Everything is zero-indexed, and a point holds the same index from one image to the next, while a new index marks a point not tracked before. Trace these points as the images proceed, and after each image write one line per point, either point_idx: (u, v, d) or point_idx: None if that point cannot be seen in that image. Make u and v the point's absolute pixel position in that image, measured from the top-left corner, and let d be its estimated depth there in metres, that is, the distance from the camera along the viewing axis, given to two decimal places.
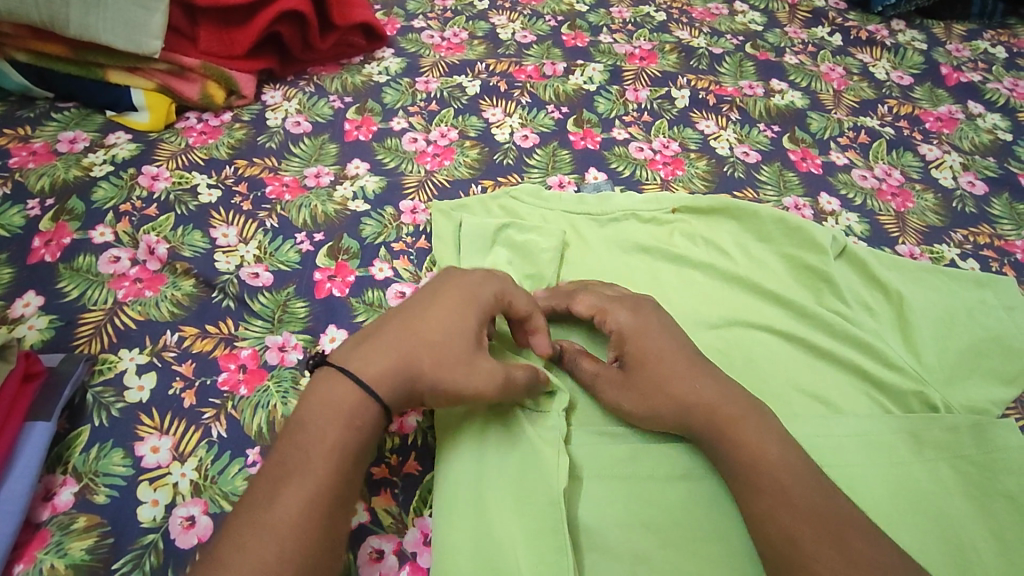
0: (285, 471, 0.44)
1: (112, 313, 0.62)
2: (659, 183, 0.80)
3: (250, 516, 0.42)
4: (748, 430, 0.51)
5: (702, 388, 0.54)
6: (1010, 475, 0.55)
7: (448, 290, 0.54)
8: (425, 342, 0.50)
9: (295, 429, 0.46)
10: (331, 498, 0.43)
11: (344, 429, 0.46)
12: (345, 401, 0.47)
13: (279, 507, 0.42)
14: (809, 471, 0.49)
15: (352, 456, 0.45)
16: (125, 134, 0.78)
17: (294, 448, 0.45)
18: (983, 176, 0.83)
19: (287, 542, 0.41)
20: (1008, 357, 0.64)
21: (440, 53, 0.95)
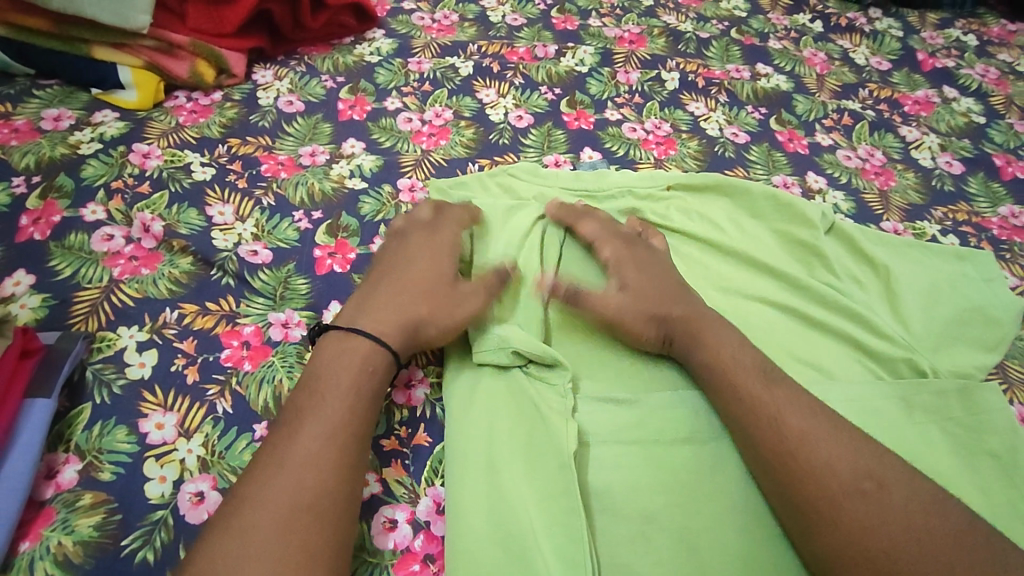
0: (302, 413, 0.48)
1: (109, 291, 0.60)
2: (653, 162, 0.81)
3: (271, 454, 0.46)
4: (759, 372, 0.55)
5: (685, 308, 0.61)
6: (993, 434, 0.58)
7: (412, 252, 0.62)
8: (414, 296, 0.58)
9: (311, 380, 0.51)
10: (348, 435, 0.48)
11: (356, 374, 0.51)
12: (358, 351, 0.53)
13: (299, 443, 0.46)
14: (795, 406, 0.53)
15: (366, 396, 0.51)
16: (111, 112, 0.76)
17: (311, 394, 0.50)
18: (959, 156, 0.86)
19: (307, 472, 0.45)
20: (989, 325, 0.67)
21: (431, 34, 0.94)
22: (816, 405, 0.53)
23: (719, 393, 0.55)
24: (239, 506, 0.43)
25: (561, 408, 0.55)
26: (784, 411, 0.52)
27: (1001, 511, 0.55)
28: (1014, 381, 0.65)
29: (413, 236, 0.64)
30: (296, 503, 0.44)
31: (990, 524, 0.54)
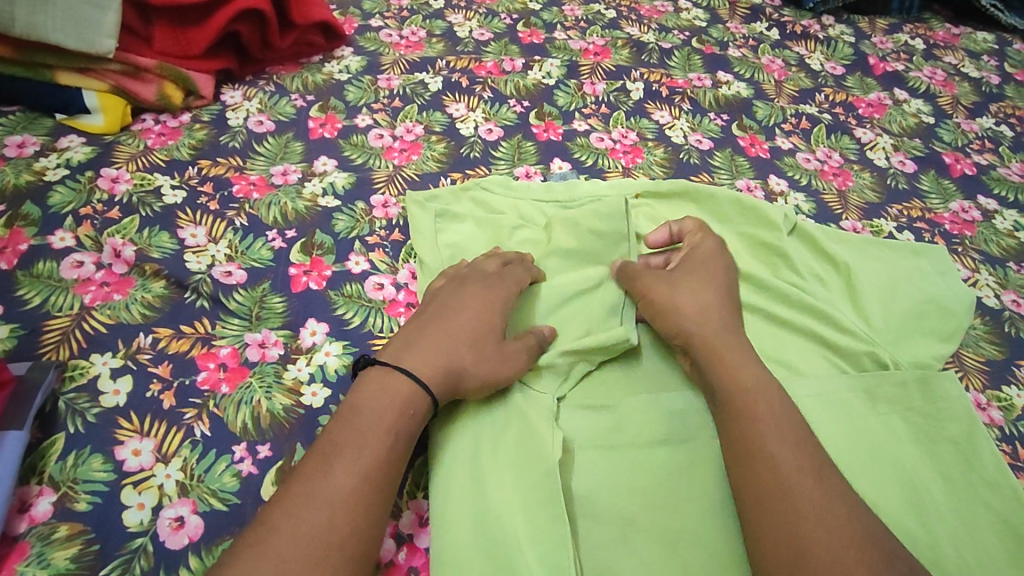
0: (338, 448, 0.49)
1: (80, 318, 0.60)
2: (621, 171, 0.83)
3: (305, 486, 0.47)
4: (744, 372, 0.56)
5: (696, 302, 0.61)
6: (952, 422, 0.61)
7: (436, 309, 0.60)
8: (463, 343, 0.57)
9: (350, 413, 0.51)
10: (382, 475, 0.49)
11: (398, 416, 0.51)
12: (399, 389, 0.53)
13: (334, 479, 0.47)
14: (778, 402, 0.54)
15: (403, 439, 0.51)
16: (77, 137, 0.76)
17: (348, 429, 0.50)
18: (912, 156, 0.90)
19: (340, 511, 0.46)
20: (945, 316, 0.71)
21: (399, 51, 0.95)
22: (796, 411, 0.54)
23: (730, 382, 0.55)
24: (267, 536, 0.44)
25: (544, 416, 0.56)
26: (765, 414, 0.53)
27: (961, 495, 0.57)
28: (970, 370, 0.68)
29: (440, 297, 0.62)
30: (326, 541, 0.44)
31: (951, 509, 0.56)
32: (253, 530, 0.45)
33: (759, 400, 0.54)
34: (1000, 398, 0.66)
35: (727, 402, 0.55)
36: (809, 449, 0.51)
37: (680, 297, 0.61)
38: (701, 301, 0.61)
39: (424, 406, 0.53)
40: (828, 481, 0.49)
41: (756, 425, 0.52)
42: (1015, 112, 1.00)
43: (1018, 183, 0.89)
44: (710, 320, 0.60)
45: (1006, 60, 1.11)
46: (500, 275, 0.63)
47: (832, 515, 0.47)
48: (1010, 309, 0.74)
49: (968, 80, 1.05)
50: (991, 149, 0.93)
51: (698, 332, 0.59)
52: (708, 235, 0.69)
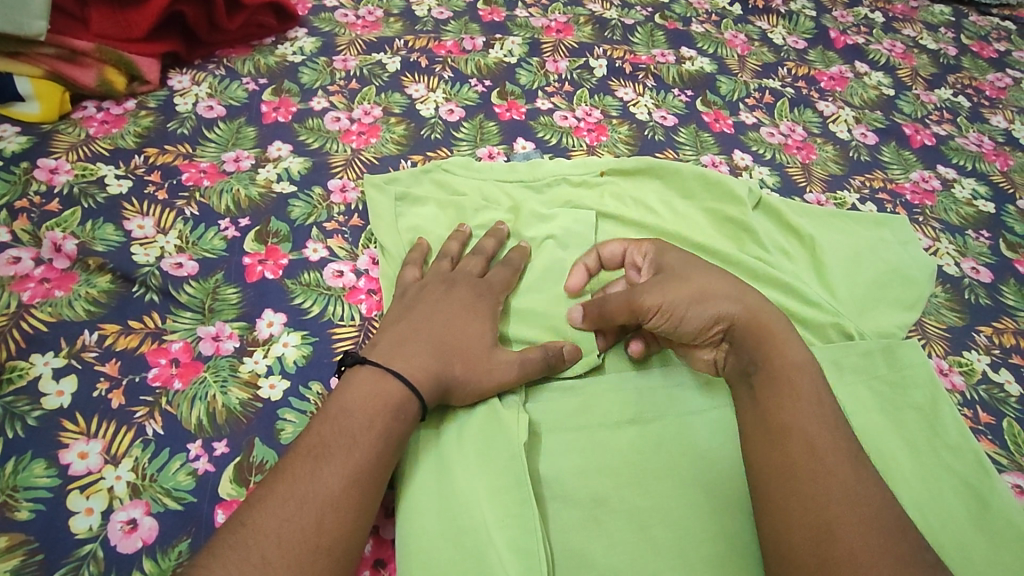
0: (327, 450, 0.47)
1: (18, 317, 0.57)
2: (586, 149, 0.82)
3: (291, 488, 0.45)
4: (787, 350, 0.51)
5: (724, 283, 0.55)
6: (915, 389, 0.62)
7: (425, 307, 0.58)
8: (451, 348, 0.55)
9: (339, 413, 0.49)
10: (370, 481, 0.47)
11: (389, 419, 0.50)
12: (390, 395, 0.50)
13: (323, 482, 0.45)
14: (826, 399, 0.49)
15: (392, 444, 0.49)
16: (12, 127, 0.72)
17: (338, 431, 0.48)
18: (873, 128, 0.91)
19: (328, 514, 0.44)
20: (907, 285, 0.71)
21: (355, 31, 0.92)
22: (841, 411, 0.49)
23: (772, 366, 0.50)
24: (249, 539, 0.42)
25: (511, 400, 0.56)
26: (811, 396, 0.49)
27: (924, 460, 0.58)
28: (932, 337, 0.69)
29: (429, 292, 0.59)
30: (310, 546, 0.43)
31: (915, 474, 0.57)
32: (233, 529, 0.43)
33: (801, 380, 0.50)
34: (961, 363, 0.67)
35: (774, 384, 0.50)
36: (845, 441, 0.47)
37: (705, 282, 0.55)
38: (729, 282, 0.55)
39: (413, 411, 0.51)
40: (867, 471, 0.46)
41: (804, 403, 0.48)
42: (972, 83, 1.01)
43: (975, 152, 0.90)
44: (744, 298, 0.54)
45: (962, 32, 1.12)
46: (485, 282, 0.61)
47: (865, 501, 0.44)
48: (970, 276, 0.75)
49: (926, 53, 1.06)
50: (949, 119, 0.94)
51: (738, 314, 0.53)
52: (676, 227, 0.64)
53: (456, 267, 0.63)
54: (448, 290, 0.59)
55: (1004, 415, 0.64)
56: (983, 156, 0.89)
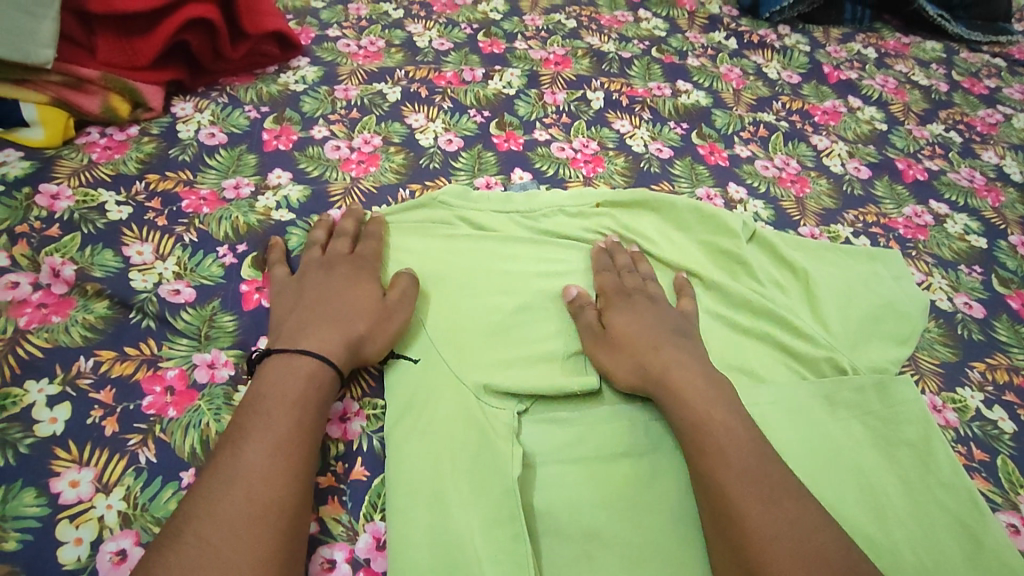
0: (244, 432, 0.49)
1: (14, 342, 0.57)
2: (582, 180, 0.83)
3: (215, 472, 0.47)
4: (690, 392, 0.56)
5: (659, 354, 0.59)
6: (909, 425, 0.62)
7: (308, 291, 0.61)
8: (351, 321, 0.59)
9: (256, 399, 0.52)
10: (295, 446, 0.49)
11: (303, 391, 0.53)
12: (301, 368, 0.54)
13: (245, 458, 0.47)
14: (750, 441, 0.52)
15: (311, 412, 0.52)
16: (16, 152, 0.73)
17: (253, 413, 0.51)
18: (866, 162, 0.92)
19: (257, 486, 0.46)
20: (900, 320, 0.72)
21: (357, 61, 0.94)
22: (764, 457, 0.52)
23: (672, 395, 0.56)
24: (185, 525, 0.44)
25: (506, 431, 0.56)
26: (719, 432, 0.52)
27: (918, 498, 0.58)
28: (926, 372, 0.69)
29: (310, 277, 0.63)
30: (246, 520, 0.44)
31: (910, 513, 0.57)
32: (175, 527, 0.44)
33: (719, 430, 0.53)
34: (955, 399, 0.67)
35: (684, 425, 0.54)
36: (770, 476, 0.50)
37: (633, 367, 0.59)
38: (670, 355, 0.59)
39: (326, 377, 0.54)
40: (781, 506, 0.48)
41: (708, 445, 0.52)
42: (963, 119, 1.03)
43: (967, 188, 0.91)
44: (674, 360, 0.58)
45: (953, 68, 1.14)
46: (358, 253, 0.66)
47: (785, 530, 0.47)
48: (963, 311, 0.75)
49: (918, 89, 1.08)
50: (941, 154, 0.96)
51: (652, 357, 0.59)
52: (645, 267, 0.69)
53: (324, 252, 0.66)
54: (324, 270, 0.64)
55: (999, 452, 0.64)
56: (975, 192, 0.91)
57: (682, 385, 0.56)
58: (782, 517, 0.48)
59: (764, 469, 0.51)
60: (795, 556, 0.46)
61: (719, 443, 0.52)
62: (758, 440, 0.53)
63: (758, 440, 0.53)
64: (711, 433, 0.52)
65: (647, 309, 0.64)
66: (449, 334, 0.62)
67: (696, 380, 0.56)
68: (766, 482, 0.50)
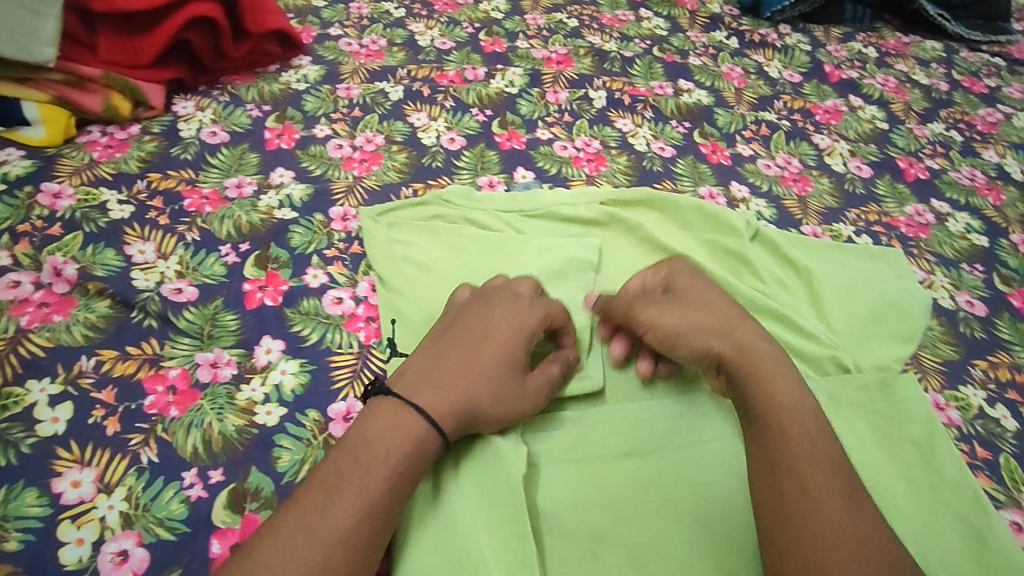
0: (340, 483, 0.46)
1: (15, 342, 0.57)
2: (584, 179, 0.83)
3: (302, 519, 0.44)
4: (771, 378, 0.52)
5: (704, 307, 0.58)
6: (913, 423, 0.62)
7: (464, 327, 0.57)
8: (485, 386, 0.53)
9: (360, 447, 0.48)
10: (381, 517, 0.46)
11: (407, 454, 0.48)
12: (414, 428, 0.49)
13: (335, 515, 0.44)
14: (822, 426, 0.50)
15: (408, 479, 0.48)
16: (16, 150, 0.72)
17: (355, 463, 0.47)
18: (868, 161, 0.92)
19: (337, 552, 0.43)
20: (903, 318, 0.72)
21: (359, 59, 0.94)
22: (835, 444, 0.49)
23: (744, 372, 0.53)
24: (252, 571, 0.41)
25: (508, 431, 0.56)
26: (806, 425, 0.50)
27: (922, 497, 0.58)
28: (928, 371, 0.69)
29: (469, 312, 0.58)
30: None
31: (913, 511, 0.57)
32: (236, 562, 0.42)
33: (796, 416, 0.50)
34: (958, 397, 0.67)
35: (769, 411, 0.50)
36: (837, 464, 0.48)
37: (676, 316, 0.57)
38: (716, 311, 0.58)
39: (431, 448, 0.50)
40: (848, 501, 0.46)
41: (797, 433, 0.49)
42: (964, 118, 1.03)
43: (968, 187, 0.91)
44: (736, 321, 0.57)
45: (954, 67, 1.15)
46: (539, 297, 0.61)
47: (850, 524, 0.45)
48: (965, 310, 0.76)
49: (919, 88, 1.08)
50: (942, 153, 0.96)
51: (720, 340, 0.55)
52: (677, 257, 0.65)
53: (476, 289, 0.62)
54: (479, 305, 0.59)
55: (1001, 450, 0.64)
56: (976, 191, 0.91)
57: (761, 367, 0.53)
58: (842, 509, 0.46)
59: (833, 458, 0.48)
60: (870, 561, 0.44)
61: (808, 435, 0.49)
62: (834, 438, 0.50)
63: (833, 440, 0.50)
64: (791, 415, 0.50)
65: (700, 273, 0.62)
66: None
67: (769, 355, 0.54)
68: (832, 473, 0.47)
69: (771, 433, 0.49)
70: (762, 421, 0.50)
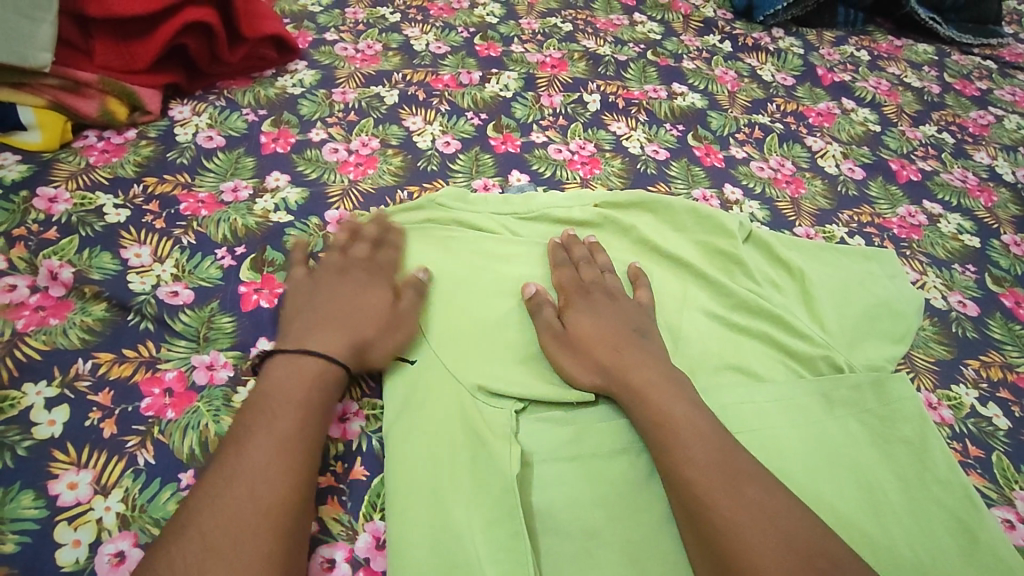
0: (247, 433, 0.50)
1: (11, 345, 0.57)
2: (579, 182, 0.84)
3: (222, 470, 0.48)
4: (650, 396, 0.56)
5: (578, 357, 0.60)
6: (905, 422, 0.62)
7: (315, 300, 0.62)
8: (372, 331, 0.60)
9: (260, 400, 0.53)
10: (297, 449, 0.50)
11: (308, 390, 0.54)
12: (307, 369, 0.55)
13: (251, 458, 0.48)
14: (711, 428, 0.54)
15: (313, 414, 0.53)
16: (13, 155, 0.73)
17: (257, 412, 0.52)
18: (860, 163, 0.93)
19: (263, 485, 0.47)
20: (895, 319, 0.72)
21: (354, 64, 0.94)
22: (724, 438, 0.53)
23: (633, 396, 0.56)
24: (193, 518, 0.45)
25: (502, 432, 0.56)
26: (684, 429, 0.53)
27: (914, 494, 0.58)
28: (921, 370, 0.69)
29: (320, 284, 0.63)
30: (245, 533, 0.45)
31: (906, 509, 0.57)
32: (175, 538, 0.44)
33: (681, 420, 0.54)
34: (950, 397, 0.68)
35: (647, 424, 0.55)
36: (731, 460, 0.52)
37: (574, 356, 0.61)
38: (605, 342, 0.61)
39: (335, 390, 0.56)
40: (745, 494, 0.49)
41: (673, 441, 0.53)
42: (955, 120, 1.04)
43: (960, 188, 0.92)
44: (613, 360, 0.59)
45: (945, 70, 1.15)
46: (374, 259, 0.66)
47: (753, 518, 0.48)
48: (957, 310, 0.76)
49: (910, 90, 1.09)
50: (934, 155, 0.97)
51: (614, 379, 0.58)
52: (584, 269, 0.68)
53: (344, 255, 0.66)
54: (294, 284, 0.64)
55: (994, 449, 0.64)
56: (968, 192, 0.91)
57: (646, 385, 0.56)
58: (743, 506, 0.49)
59: (727, 457, 0.52)
60: (773, 542, 0.47)
61: (684, 441, 0.52)
62: (722, 434, 0.54)
63: (722, 434, 0.54)
64: (675, 425, 0.53)
65: (600, 309, 0.64)
66: (446, 335, 0.63)
67: (654, 375, 0.57)
68: (726, 470, 0.51)
69: (662, 446, 0.53)
70: (651, 437, 0.54)
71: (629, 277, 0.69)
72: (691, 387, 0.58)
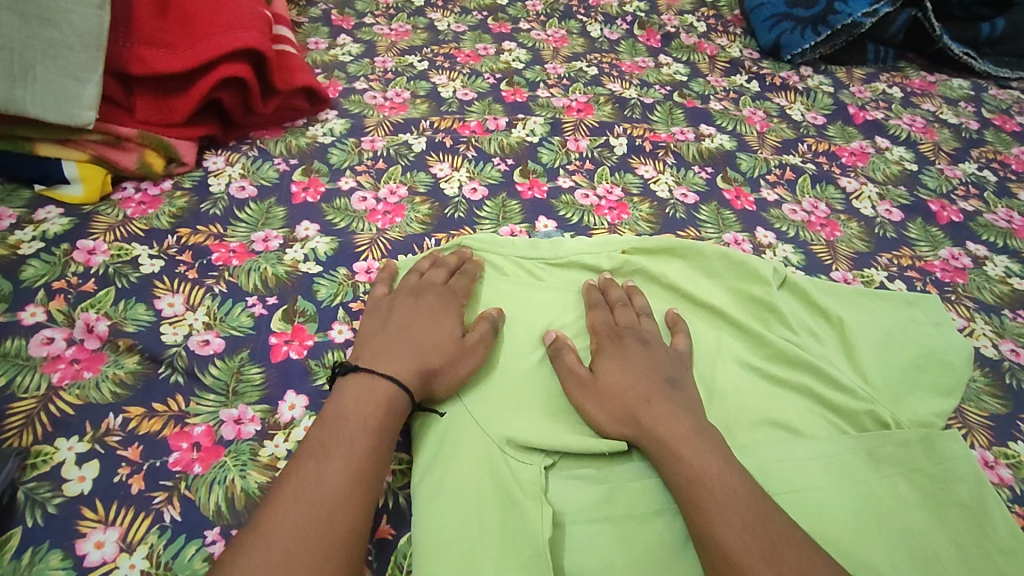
0: (325, 450, 0.51)
1: (46, 400, 0.58)
2: (607, 228, 0.83)
3: (297, 486, 0.49)
4: (682, 451, 0.53)
5: (605, 406, 0.59)
6: (960, 483, 0.59)
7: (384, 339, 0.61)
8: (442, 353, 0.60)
9: (336, 420, 0.54)
10: (370, 474, 0.51)
11: (380, 410, 0.55)
12: (380, 395, 0.56)
13: (328, 479, 0.49)
14: (746, 488, 0.51)
15: (386, 436, 0.54)
16: (56, 209, 0.75)
17: (335, 431, 0.53)
18: (898, 204, 0.90)
19: (336, 505, 0.48)
20: (943, 369, 0.69)
21: (383, 112, 0.96)
22: (761, 499, 0.51)
23: (663, 451, 0.54)
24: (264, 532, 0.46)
25: (532, 491, 0.54)
26: (717, 485, 0.51)
27: (974, 564, 0.54)
28: (973, 426, 0.66)
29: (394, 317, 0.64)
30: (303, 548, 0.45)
31: None
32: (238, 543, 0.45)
33: (715, 478, 0.51)
34: (1007, 455, 0.64)
35: (678, 481, 0.52)
36: (768, 523, 0.49)
37: (605, 404, 0.59)
38: (638, 389, 0.59)
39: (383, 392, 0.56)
40: (783, 561, 0.46)
41: (706, 500, 0.50)
42: (996, 157, 1.01)
43: (1005, 229, 0.88)
44: (644, 411, 0.57)
45: (983, 106, 1.13)
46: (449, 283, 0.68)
47: None
48: (1009, 359, 0.72)
49: (947, 127, 1.06)
50: (976, 195, 0.93)
51: (644, 429, 0.56)
52: (611, 313, 0.67)
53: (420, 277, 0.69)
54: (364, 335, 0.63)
55: None
56: (1014, 233, 0.88)
57: (677, 439, 0.54)
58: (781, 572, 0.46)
59: (764, 521, 0.49)
60: None
61: (718, 500, 0.50)
62: (757, 493, 0.51)
63: (757, 494, 0.51)
64: (709, 483, 0.51)
65: (630, 356, 0.62)
66: (473, 384, 0.62)
67: (687, 429, 0.55)
68: (762, 534, 0.48)
69: (694, 504, 0.51)
70: (683, 497, 0.52)
71: (668, 323, 0.68)
72: (726, 445, 0.55)
